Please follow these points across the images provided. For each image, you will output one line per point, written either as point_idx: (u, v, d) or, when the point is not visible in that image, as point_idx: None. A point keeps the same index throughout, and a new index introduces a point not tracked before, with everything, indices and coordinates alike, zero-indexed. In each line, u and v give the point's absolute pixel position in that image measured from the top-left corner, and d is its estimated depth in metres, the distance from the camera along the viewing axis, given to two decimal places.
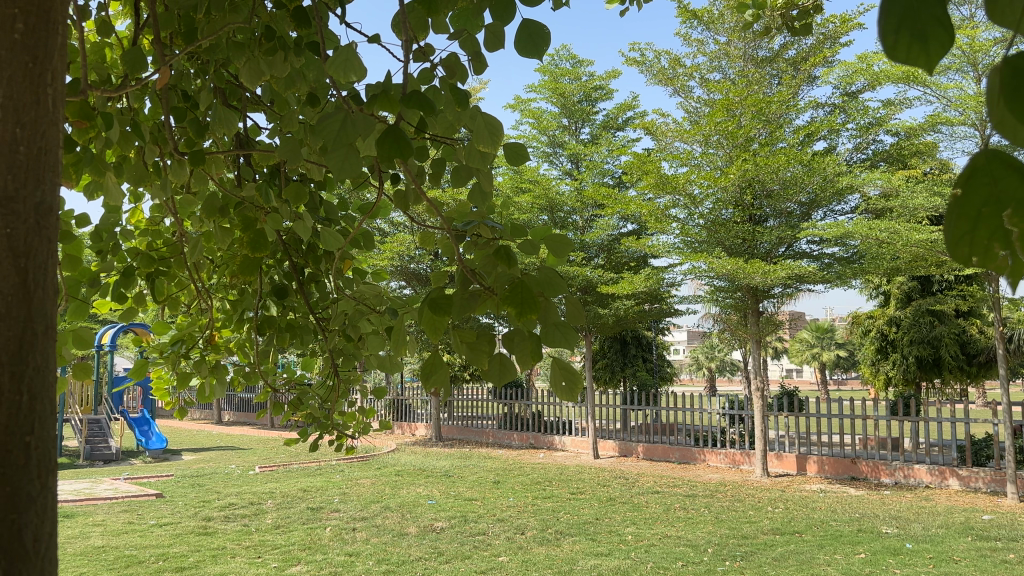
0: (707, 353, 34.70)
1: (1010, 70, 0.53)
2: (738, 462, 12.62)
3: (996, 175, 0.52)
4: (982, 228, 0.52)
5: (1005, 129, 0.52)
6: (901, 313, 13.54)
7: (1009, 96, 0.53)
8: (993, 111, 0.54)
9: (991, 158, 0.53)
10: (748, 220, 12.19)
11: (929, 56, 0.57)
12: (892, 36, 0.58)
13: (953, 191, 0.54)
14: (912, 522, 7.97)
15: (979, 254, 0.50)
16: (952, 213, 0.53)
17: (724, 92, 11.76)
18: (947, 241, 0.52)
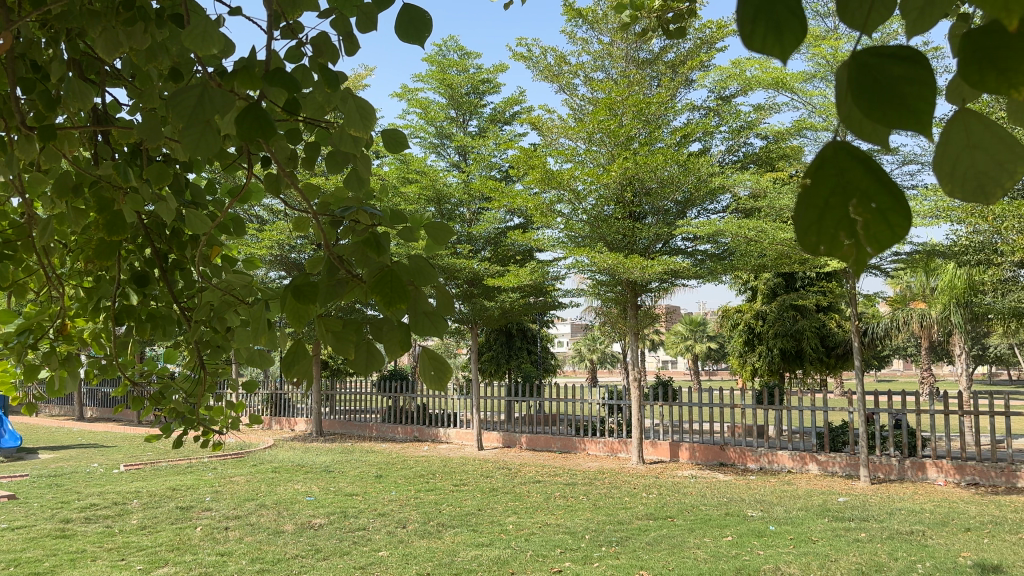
0: (589, 344, 35.49)
1: (857, 62, 0.51)
2: (616, 450, 12.98)
3: (844, 167, 0.49)
4: (827, 220, 0.49)
5: (857, 128, 0.50)
6: (767, 307, 14.34)
7: (858, 96, 0.50)
8: (841, 106, 0.51)
9: (841, 150, 0.50)
10: (628, 217, 12.55)
11: (784, 48, 0.54)
12: (748, 24, 0.55)
13: (801, 183, 0.51)
14: (775, 505, 8.46)
15: (826, 242, 0.47)
16: (803, 206, 0.50)
17: (608, 91, 11.98)
18: (795, 231, 0.49)
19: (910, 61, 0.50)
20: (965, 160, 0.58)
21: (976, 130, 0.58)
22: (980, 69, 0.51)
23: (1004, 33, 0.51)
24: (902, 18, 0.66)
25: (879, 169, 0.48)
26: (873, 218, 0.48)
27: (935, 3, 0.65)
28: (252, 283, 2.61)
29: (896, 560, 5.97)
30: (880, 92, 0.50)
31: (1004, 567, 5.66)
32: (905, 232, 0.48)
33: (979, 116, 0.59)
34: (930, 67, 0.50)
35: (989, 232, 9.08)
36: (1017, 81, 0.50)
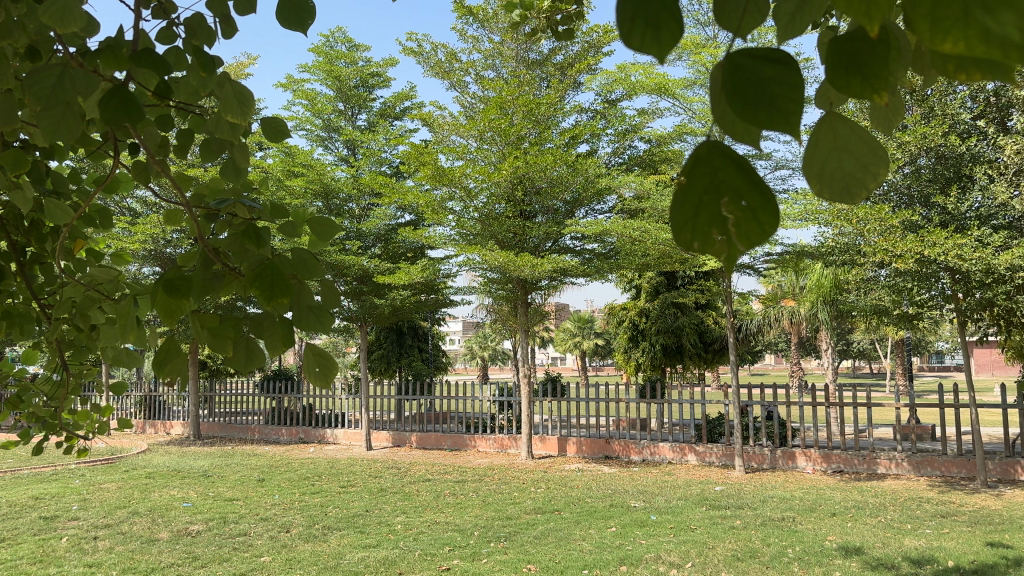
0: (480, 342, 35.62)
1: (732, 64, 0.52)
2: (505, 447, 13.09)
3: (717, 165, 0.50)
4: (701, 217, 0.50)
5: (725, 125, 0.51)
6: (650, 305, 14.86)
7: (733, 93, 0.51)
8: (717, 106, 0.52)
9: (716, 149, 0.50)
10: (518, 215, 12.69)
11: (662, 44, 0.55)
12: (627, 22, 0.55)
13: (677, 182, 0.51)
14: (656, 495, 8.79)
15: (700, 239, 0.48)
16: (676, 204, 0.51)
17: (498, 90, 12.02)
18: (671, 227, 0.50)
19: (781, 64, 0.51)
20: (831, 159, 0.61)
21: (839, 130, 0.61)
22: (846, 74, 0.54)
23: (870, 39, 0.54)
24: (774, 23, 0.68)
25: (753, 166, 0.49)
26: (745, 215, 0.49)
27: (808, 7, 0.68)
28: (120, 277, 2.42)
29: (769, 545, 6.33)
30: (753, 93, 0.51)
31: (864, 548, 6.11)
32: (774, 230, 0.50)
33: (842, 117, 0.61)
34: (798, 68, 0.51)
35: (851, 235, 9.77)
36: (877, 83, 0.52)
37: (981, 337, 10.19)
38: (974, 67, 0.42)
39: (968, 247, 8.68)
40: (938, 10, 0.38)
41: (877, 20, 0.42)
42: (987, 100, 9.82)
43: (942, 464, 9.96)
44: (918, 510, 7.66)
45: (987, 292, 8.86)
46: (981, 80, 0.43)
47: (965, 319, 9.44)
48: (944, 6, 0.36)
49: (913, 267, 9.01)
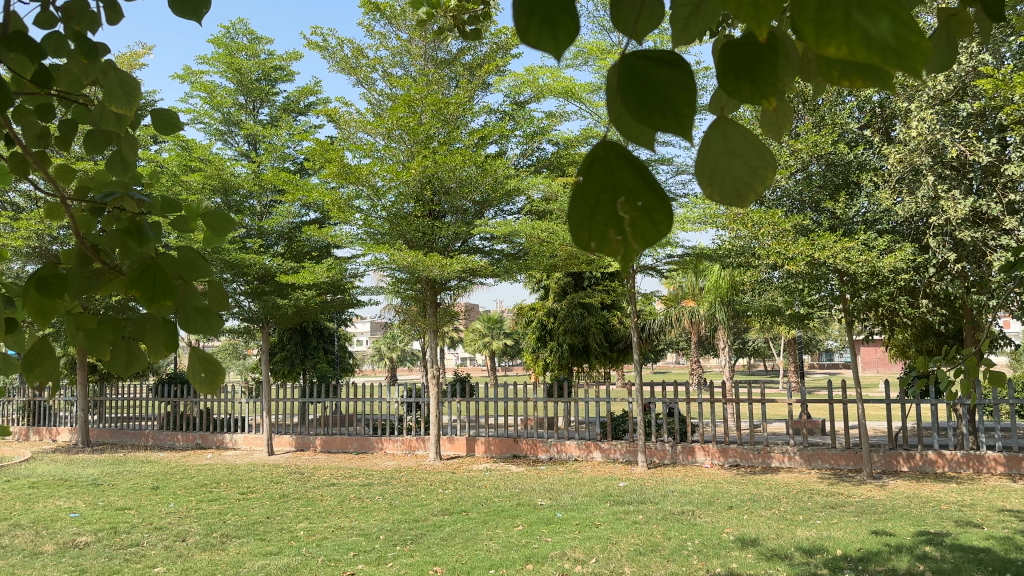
0: (388, 343, 35.17)
1: (628, 63, 0.52)
2: (413, 448, 12.95)
3: (614, 166, 0.50)
4: (599, 215, 0.50)
5: (621, 122, 0.52)
6: (557, 305, 15.05)
7: (627, 94, 0.52)
8: (613, 105, 0.53)
9: (611, 148, 0.50)
10: (427, 215, 12.60)
11: (558, 41, 0.56)
12: (524, 21, 0.56)
13: (575, 181, 0.51)
14: (562, 493, 8.91)
15: (597, 239, 0.49)
16: (574, 203, 0.51)
17: (406, 88, 11.90)
18: (569, 225, 0.50)
19: (676, 65, 0.52)
20: (721, 162, 0.62)
21: (731, 134, 0.62)
22: (736, 77, 0.55)
23: (758, 46, 0.55)
24: (670, 30, 0.70)
25: (645, 165, 0.50)
26: (639, 218, 0.49)
27: (701, 18, 0.70)
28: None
29: (670, 539, 6.52)
30: (647, 93, 0.52)
31: (760, 540, 6.39)
32: (669, 228, 0.50)
33: (732, 122, 0.62)
34: (691, 71, 0.52)
35: (747, 238, 10.16)
36: (765, 89, 0.54)
37: (866, 335, 10.82)
38: (855, 74, 0.45)
39: (855, 250, 9.23)
40: (823, 8, 0.39)
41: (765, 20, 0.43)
42: (871, 112, 10.45)
43: (831, 457, 10.58)
44: (810, 502, 8.09)
45: (872, 293, 9.56)
46: (860, 86, 0.46)
47: (851, 318, 10.03)
48: (827, 11, 0.39)
49: (805, 269, 9.50)
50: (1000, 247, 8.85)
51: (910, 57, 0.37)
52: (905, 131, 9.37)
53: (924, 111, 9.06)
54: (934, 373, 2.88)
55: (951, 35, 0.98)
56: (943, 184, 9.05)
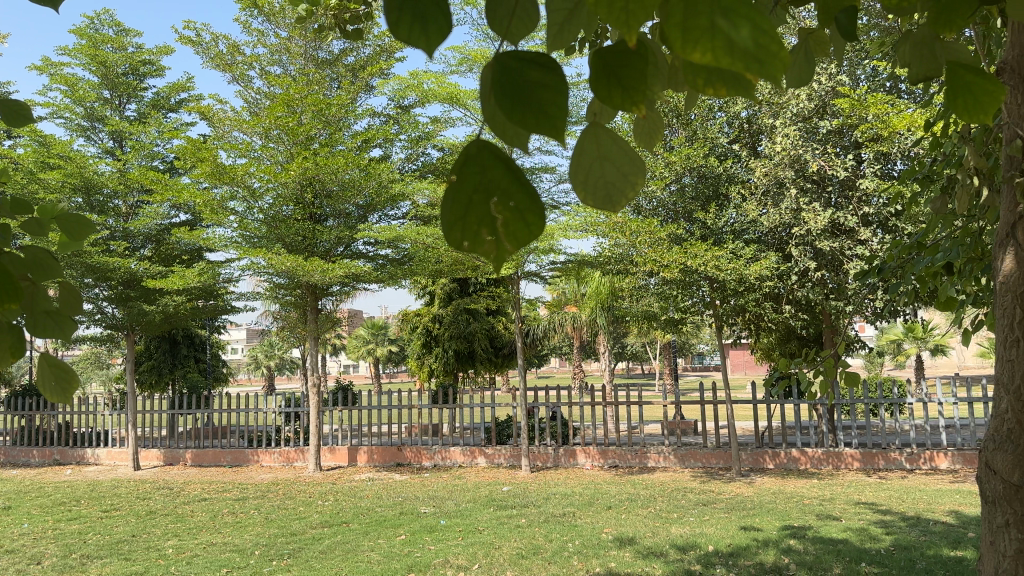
0: (266, 351, 33.96)
1: (500, 63, 0.52)
2: (292, 459, 12.48)
3: (486, 166, 0.49)
4: (471, 215, 0.49)
5: (492, 119, 0.51)
6: (442, 311, 14.99)
7: (501, 95, 0.51)
8: (486, 106, 0.53)
9: (483, 146, 0.49)
10: (308, 218, 12.23)
11: (429, 38, 0.56)
12: (394, 15, 0.55)
13: (447, 180, 0.50)
14: (446, 499, 8.87)
15: (469, 238, 0.48)
16: (447, 202, 0.50)
17: (285, 87, 11.51)
18: (441, 225, 0.49)
19: (546, 66, 0.52)
20: (594, 167, 0.63)
21: (604, 140, 0.63)
22: (606, 86, 0.56)
23: (629, 51, 0.56)
24: (545, 32, 0.70)
25: (517, 165, 0.49)
26: (511, 217, 0.49)
27: (573, 25, 0.71)
28: None
29: (551, 542, 6.63)
30: (518, 94, 0.51)
31: (637, 538, 6.61)
32: (541, 229, 0.50)
33: (604, 128, 0.63)
34: (562, 75, 0.52)
35: (625, 246, 10.49)
36: (635, 96, 0.55)
37: (736, 339, 11.43)
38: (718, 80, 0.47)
39: (724, 258, 9.73)
40: (689, 15, 0.40)
41: (636, 27, 0.44)
42: (740, 127, 11.08)
43: (703, 456, 11.11)
44: (684, 500, 8.45)
45: (740, 299, 10.12)
46: (722, 94, 0.48)
47: (721, 323, 10.57)
48: (689, 20, 0.40)
49: (679, 276, 9.91)
50: (854, 256, 9.60)
51: (770, 64, 0.38)
52: (770, 147, 9.99)
53: (786, 129, 9.69)
54: (796, 375, 3.06)
55: (810, 53, 1.05)
56: (803, 197, 9.71)
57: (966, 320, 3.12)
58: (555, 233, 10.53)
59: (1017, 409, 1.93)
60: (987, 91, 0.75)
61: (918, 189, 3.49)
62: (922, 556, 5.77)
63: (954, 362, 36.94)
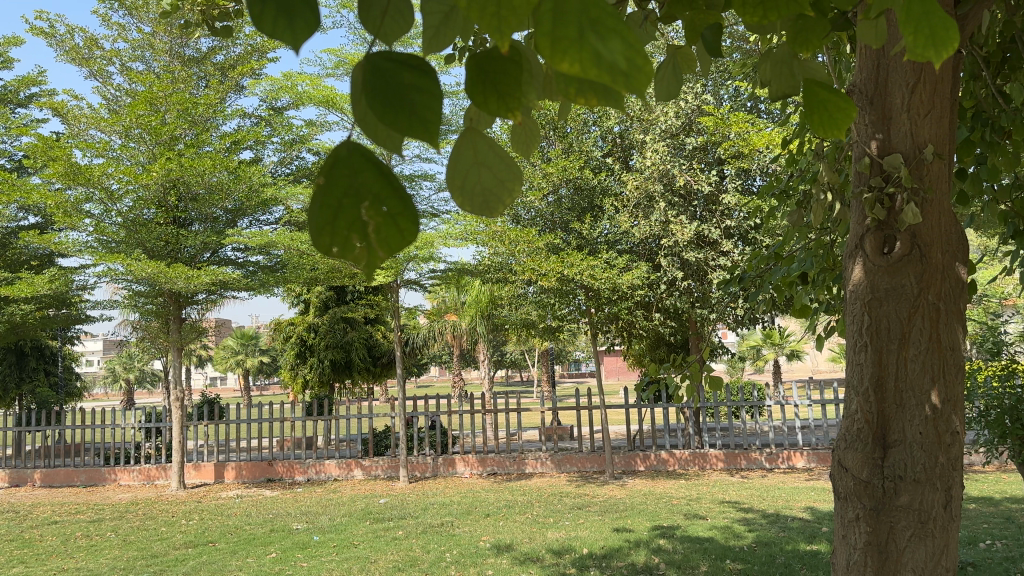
0: (125, 362, 31.79)
1: (370, 63, 0.50)
2: (153, 478, 11.70)
3: (358, 168, 0.47)
4: (341, 219, 0.47)
5: (364, 120, 0.50)
6: (317, 320, 14.54)
7: (372, 96, 0.50)
8: (357, 107, 0.51)
9: (354, 150, 0.48)
10: (172, 223, 11.55)
11: (298, 34, 0.53)
12: (260, 8, 0.53)
13: (315, 183, 0.48)
14: (320, 514, 8.59)
15: (337, 244, 0.47)
16: (314, 204, 0.48)
17: (148, 84, 10.84)
18: (308, 230, 0.47)
19: (420, 67, 0.51)
20: (470, 171, 0.62)
21: (481, 146, 0.63)
22: (481, 92, 0.56)
23: (503, 57, 0.56)
24: (422, 34, 0.70)
25: (389, 168, 0.48)
26: (385, 222, 0.47)
27: (450, 27, 0.71)
28: None
29: (428, 552, 6.56)
30: (390, 96, 0.50)
31: (514, 545, 6.66)
32: (415, 236, 0.49)
33: (482, 133, 0.63)
34: (436, 79, 0.51)
35: (504, 254, 10.58)
36: (511, 102, 0.55)
37: (609, 346, 11.80)
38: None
39: (598, 267, 10.01)
40: (559, 24, 0.40)
41: (507, 35, 0.44)
42: (613, 142, 11.47)
43: (579, 461, 11.39)
44: (560, 504, 8.61)
45: (614, 307, 10.45)
46: (596, 106, 0.48)
47: (596, 331, 10.87)
48: (560, 29, 0.40)
49: (556, 284, 10.12)
50: (717, 267, 10.17)
51: (637, 77, 0.39)
52: (641, 161, 10.42)
53: (656, 144, 10.14)
54: (664, 379, 3.18)
55: (678, 68, 1.09)
56: (672, 210, 10.18)
57: (818, 326, 3.36)
58: (435, 241, 10.47)
59: (865, 408, 2.09)
60: (839, 106, 0.80)
61: (775, 204, 3.73)
62: (780, 550, 6.16)
63: (806, 366, 39.82)
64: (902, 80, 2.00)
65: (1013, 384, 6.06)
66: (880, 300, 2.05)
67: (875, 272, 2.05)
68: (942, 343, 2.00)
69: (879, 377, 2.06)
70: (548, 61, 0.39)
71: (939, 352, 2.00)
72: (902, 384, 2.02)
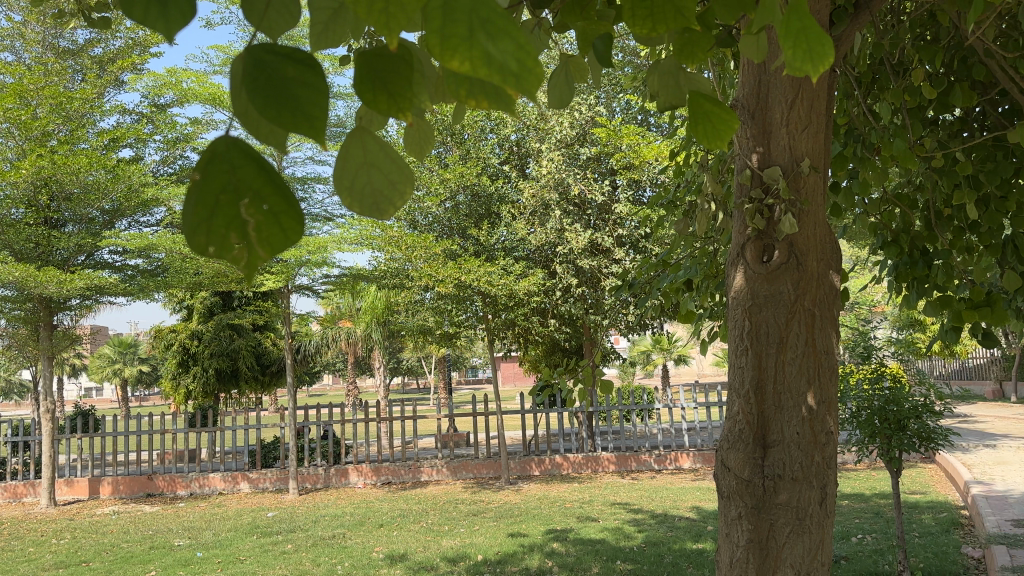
0: None
1: (252, 56, 0.49)
2: (19, 496, 10.82)
3: (237, 163, 0.46)
4: (219, 216, 0.45)
5: (247, 114, 0.48)
6: (202, 327, 13.89)
7: (253, 89, 0.48)
8: (236, 100, 0.49)
9: (233, 145, 0.46)
10: (41, 223, 10.75)
11: (171, 23, 0.51)
12: None
13: (190, 179, 0.46)
14: (204, 530, 8.20)
15: (214, 243, 0.45)
16: (190, 201, 0.46)
17: (16, 74, 10.06)
18: (180, 229, 0.44)
19: (307, 61, 0.50)
20: (360, 172, 0.61)
21: (370, 144, 0.61)
22: (371, 91, 0.55)
23: (393, 56, 0.56)
24: (310, 26, 0.68)
25: (273, 166, 0.46)
26: (268, 220, 0.46)
27: (338, 23, 0.69)
28: None
29: (319, 565, 6.38)
30: (272, 89, 0.48)
31: (408, 554, 6.58)
32: (298, 237, 0.48)
33: (371, 132, 0.62)
34: (323, 74, 0.50)
35: (400, 260, 10.46)
36: (402, 102, 0.55)
37: (505, 352, 11.87)
38: (481, 93, 0.48)
39: (495, 274, 10.07)
40: (447, 19, 0.41)
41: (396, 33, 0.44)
42: (510, 150, 11.59)
43: (474, 467, 11.39)
44: (455, 511, 8.58)
45: (510, 313, 10.53)
46: (486, 108, 0.48)
47: (492, 337, 10.92)
48: (448, 25, 0.40)
49: (452, 290, 10.10)
50: (610, 274, 10.46)
51: (527, 81, 0.39)
52: (537, 170, 10.57)
53: (552, 153, 10.32)
54: (558, 384, 3.23)
55: (570, 76, 1.12)
56: (567, 218, 10.38)
57: (703, 332, 3.50)
58: (329, 246, 10.22)
59: (747, 410, 2.19)
60: (723, 119, 0.84)
61: (664, 213, 3.86)
62: (669, 550, 6.38)
63: (693, 371, 41.47)
64: (781, 97, 2.13)
65: (880, 387, 6.56)
66: (760, 306, 2.16)
67: (755, 279, 2.17)
68: (817, 347, 2.13)
69: (758, 379, 2.17)
70: (440, 57, 0.39)
71: (814, 356, 2.13)
72: (780, 387, 2.13)
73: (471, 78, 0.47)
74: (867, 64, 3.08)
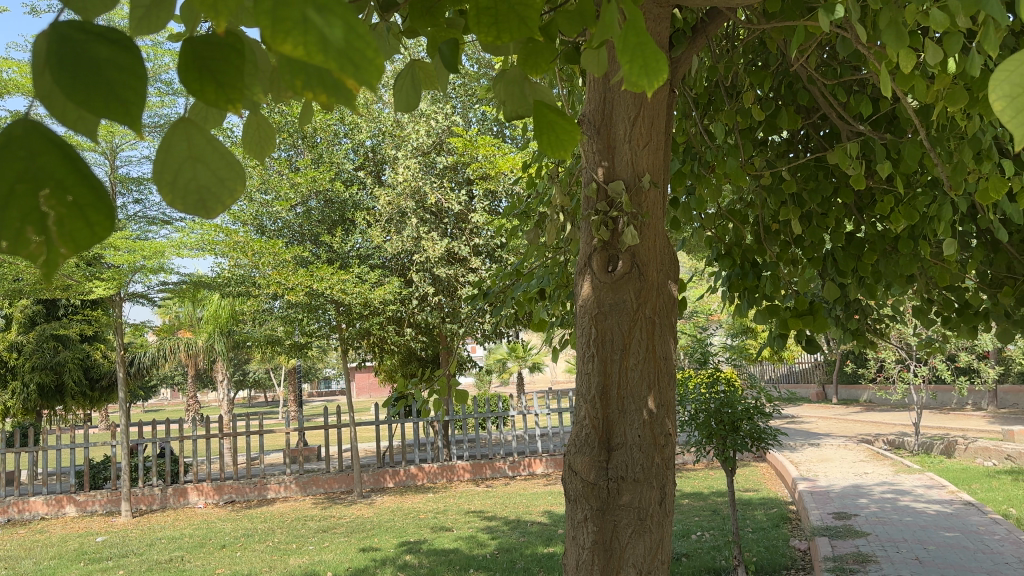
0: None
1: (57, 36, 0.45)
2: None
3: (35, 151, 0.42)
4: (12, 208, 0.42)
5: (48, 94, 0.44)
6: (21, 337, 12.59)
7: (57, 69, 0.45)
8: (40, 81, 0.45)
9: (28, 130, 0.43)
10: None
11: None
12: None
13: None
14: (21, 559, 7.40)
15: (7, 239, 0.41)
16: None
17: None
18: None
19: (118, 44, 0.47)
20: (184, 167, 0.58)
21: (197, 138, 0.58)
22: (196, 80, 0.53)
23: (221, 44, 0.54)
24: None
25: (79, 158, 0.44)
26: (72, 214, 0.43)
27: None
28: None
29: None
30: (84, 71, 0.45)
31: None
32: (108, 232, 0.45)
33: (199, 125, 0.59)
34: (140, 61, 0.47)
35: (246, 267, 9.98)
36: (232, 93, 0.53)
37: (360, 362, 11.63)
38: (318, 84, 0.46)
39: (349, 282, 9.85)
40: (277, 8, 0.40)
41: None
42: (365, 156, 11.42)
43: (325, 481, 11.05)
44: (303, 529, 8.26)
45: (364, 323, 10.34)
46: (322, 101, 0.47)
47: (345, 347, 10.66)
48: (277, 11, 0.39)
49: (303, 299, 9.77)
50: (466, 283, 10.54)
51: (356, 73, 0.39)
52: (393, 177, 10.47)
53: (407, 161, 10.25)
54: (412, 395, 3.20)
55: (419, 81, 1.11)
56: (423, 227, 10.35)
57: (554, 339, 3.60)
58: (168, 251, 9.59)
59: (593, 415, 2.27)
60: (566, 130, 0.85)
61: (517, 223, 3.94)
62: (521, 556, 6.48)
63: (545, 377, 42.46)
64: (625, 113, 2.24)
65: (716, 391, 7.04)
66: (605, 314, 2.25)
67: (601, 288, 2.26)
68: (657, 353, 2.25)
69: (604, 385, 2.26)
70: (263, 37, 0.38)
71: (655, 362, 2.25)
72: (624, 392, 2.23)
73: (304, 66, 0.45)
74: (705, 86, 3.31)
